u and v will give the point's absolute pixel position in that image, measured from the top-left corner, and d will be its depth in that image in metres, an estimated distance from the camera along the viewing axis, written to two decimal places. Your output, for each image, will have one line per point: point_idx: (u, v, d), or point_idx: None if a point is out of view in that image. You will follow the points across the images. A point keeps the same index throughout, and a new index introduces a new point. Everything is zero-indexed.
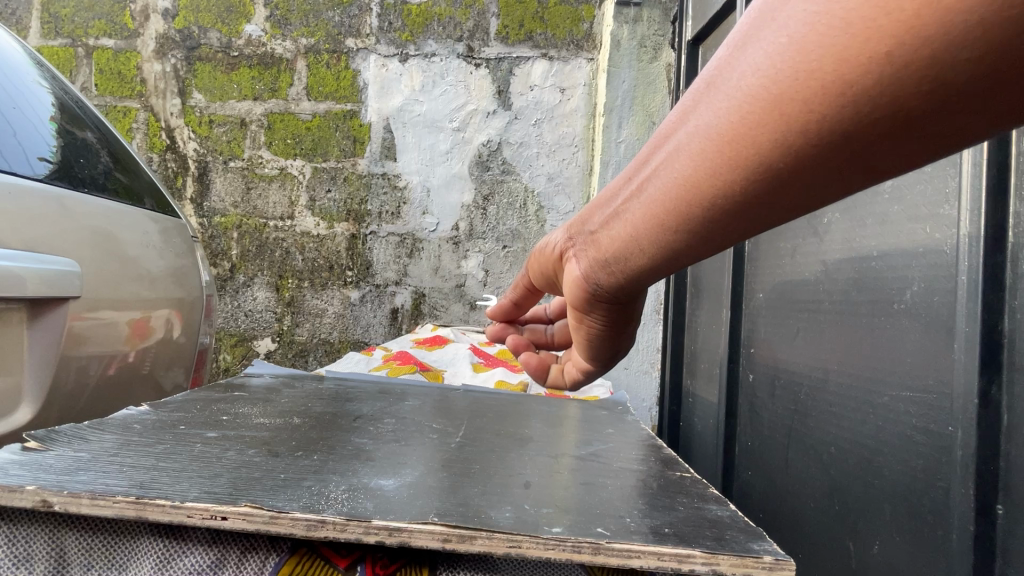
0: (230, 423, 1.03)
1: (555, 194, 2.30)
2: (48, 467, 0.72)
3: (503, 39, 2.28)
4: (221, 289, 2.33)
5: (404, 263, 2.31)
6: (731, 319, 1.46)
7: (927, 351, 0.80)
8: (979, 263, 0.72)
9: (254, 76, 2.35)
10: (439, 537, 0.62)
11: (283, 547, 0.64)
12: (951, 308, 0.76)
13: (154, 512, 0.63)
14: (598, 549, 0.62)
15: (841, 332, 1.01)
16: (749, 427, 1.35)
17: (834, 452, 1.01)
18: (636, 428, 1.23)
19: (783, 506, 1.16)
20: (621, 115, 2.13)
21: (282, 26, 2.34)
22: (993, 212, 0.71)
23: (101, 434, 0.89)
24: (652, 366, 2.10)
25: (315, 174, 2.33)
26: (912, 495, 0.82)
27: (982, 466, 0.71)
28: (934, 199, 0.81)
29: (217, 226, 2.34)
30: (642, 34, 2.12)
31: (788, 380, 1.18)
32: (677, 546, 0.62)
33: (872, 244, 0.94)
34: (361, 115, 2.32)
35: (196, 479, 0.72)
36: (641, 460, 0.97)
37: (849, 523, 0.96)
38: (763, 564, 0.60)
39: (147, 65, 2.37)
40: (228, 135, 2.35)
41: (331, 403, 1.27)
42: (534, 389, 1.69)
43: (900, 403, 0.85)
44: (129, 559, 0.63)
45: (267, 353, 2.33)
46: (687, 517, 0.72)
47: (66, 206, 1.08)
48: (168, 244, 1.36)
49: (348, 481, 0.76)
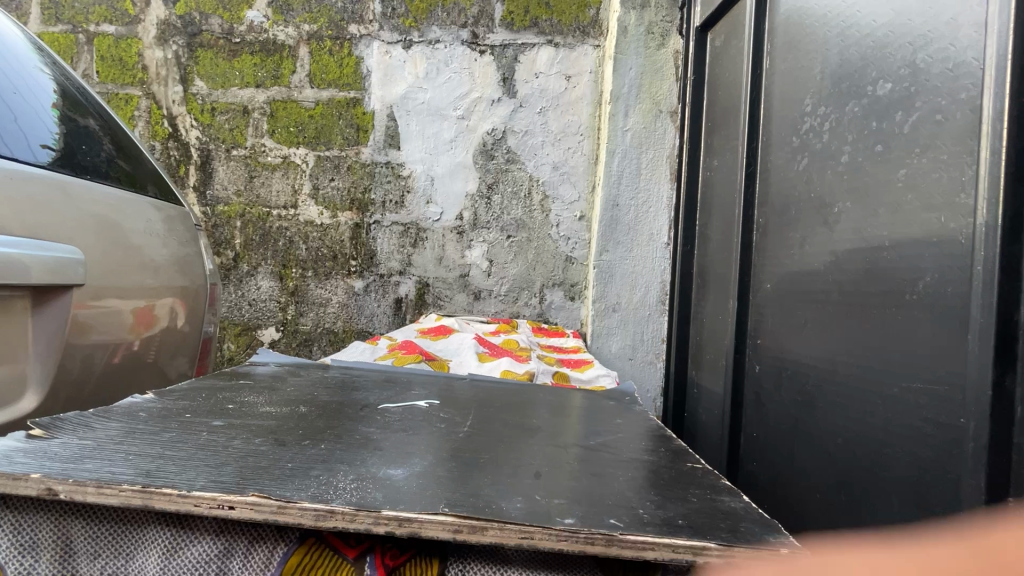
0: (235, 412, 1.02)
1: (560, 183, 2.28)
2: (53, 455, 0.72)
3: (508, 25, 2.25)
4: (225, 278, 2.33)
5: (408, 253, 2.30)
6: (738, 310, 1.45)
7: (939, 342, 0.79)
8: (996, 253, 0.71)
9: (257, 62, 2.33)
10: (449, 528, 0.62)
11: (290, 537, 0.64)
12: (965, 300, 0.75)
13: (161, 501, 0.63)
14: (613, 541, 0.61)
15: (849, 323, 1.00)
16: (755, 418, 1.34)
17: (841, 444, 1.00)
18: (643, 419, 1.23)
19: (790, 498, 1.16)
20: (628, 103, 2.09)
21: (284, 12, 2.32)
22: (1011, 200, 0.69)
23: (107, 422, 0.89)
24: (658, 357, 2.09)
25: (318, 163, 2.31)
26: (922, 487, 0.81)
27: (994, 460, 0.70)
28: (950, 188, 0.80)
29: (220, 215, 2.33)
30: (649, 20, 2.09)
31: (795, 372, 1.17)
32: (691, 538, 0.62)
33: (885, 233, 0.93)
34: (365, 103, 2.30)
35: (204, 468, 0.72)
36: (650, 451, 0.97)
37: (856, 515, 0.95)
38: (780, 557, 0.60)
39: (148, 52, 2.35)
40: (231, 123, 2.34)
41: (336, 392, 1.26)
42: (540, 379, 1.68)
43: (911, 395, 0.84)
44: (136, 547, 0.64)
45: (271, 342, 2.33)
46: (699, 508, 0.72)
47: (69, 193, 1.07)
48: (171, 232, 1.35)
49: (356, 470, 0.76)
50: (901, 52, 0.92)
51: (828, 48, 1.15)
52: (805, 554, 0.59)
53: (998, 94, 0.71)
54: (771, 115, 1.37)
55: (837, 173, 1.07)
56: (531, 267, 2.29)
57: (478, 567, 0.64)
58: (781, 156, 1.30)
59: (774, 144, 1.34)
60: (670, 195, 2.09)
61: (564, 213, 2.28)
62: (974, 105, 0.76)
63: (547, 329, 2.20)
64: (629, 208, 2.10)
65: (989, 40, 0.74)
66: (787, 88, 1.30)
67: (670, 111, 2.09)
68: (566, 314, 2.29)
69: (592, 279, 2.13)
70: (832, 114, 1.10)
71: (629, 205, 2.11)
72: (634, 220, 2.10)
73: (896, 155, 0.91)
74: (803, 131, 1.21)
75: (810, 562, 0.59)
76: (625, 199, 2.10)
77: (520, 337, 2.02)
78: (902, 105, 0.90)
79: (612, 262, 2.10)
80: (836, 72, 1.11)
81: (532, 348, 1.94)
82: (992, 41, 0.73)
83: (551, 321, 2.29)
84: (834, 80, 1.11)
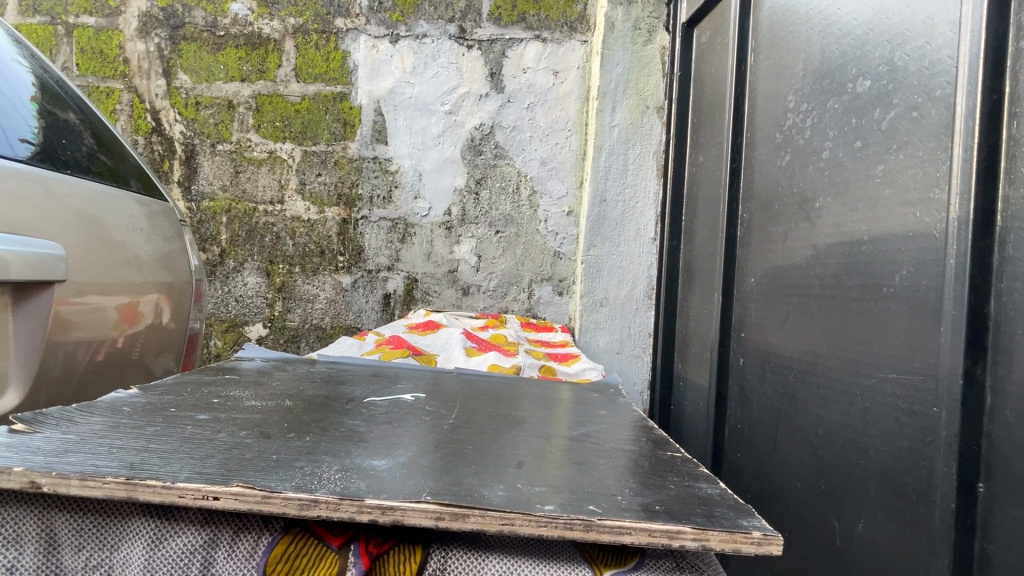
0: (221, 406, 1.02)
1: (548, 179, 2.28)
2: (35, 449, 0.72)
3: (496, 20, 2.24)
4: (211, 274, 2.31)
5: (396, 249, 2.30)
6: (723, 302, 1.47)
7: (914, 333, 0.82)
8: (967, 247, 0.73)
9: (241, 56, 2.30)
10: (432, 515, 0.63)
11: (276, 526, 0.66)
12: (938, 292, 0.77)
13: (145, 493, 0.64)
14: (590, 526, 0.63)
15: (829, 316, 1.02)
16: (739, 409, 1.36)
17: (821, 434, 1.02)
18: (628, 409, 1.25)
19: (771, 486, 1.18)
20: (615, 99, 2.10)
21: (269, 5, 2.29)
22: (982, 195, 0.72)
23: (90, 417, 0.89)
24: (645, 351, 2.09)
25: (305, 158, 2.29)
26: (897, 474, 0.84)
27: (965, 446, 0.73)
28: (924, 183, 0.81)
29: (206, 210, 2.30)
30: (637, 16, 2.09)
31: (777, 362, 1.20)
32: (667, 523, 0.63)
33: (863, 227, 0.95)
34: (352, 98, 2.29)
35: (188, 460, 0.72)
36: (633, 441, 0.99)
37: (834, 502, 0.98)
38: (752, 540, 0.62)
39: (130, 44, 2.31)
40: (216, 118, 2.31)
41: (323, 387, 1.27)
42: (527, 371, 1.69)
43: (887, 385, 0.86)
44: (120, 539, 0.66)
45: (258, 338, 2.32)
46: (677, 495, 0.73)
47: (50, 188, 1.06)
48: (154, 228, 1.34)
49: (341, 461, 0.76)
50: (880, 51, 0.93)
51: (809, 46, 1.16)
52: (776, 536, 0.61)
53: (970, 92, 0.73)
54: (755, 111, 1.38)
55: (817, 168, 1.09)
56: (519, 262, 2.29)
57: (459, 553, 0.65)
58: (764, 151, 1.32)
59: (757, 140, 1.36)
60: (657, 190, 2.09)
61: (553, 209, 2.29)
62: (948, 102, 0.78)
63: (536, 324, 2.22)
64: (616, 203, 2.11)
65: (962, 40, 0.75)
66: (770, 84, 1.32)
67: (657, 107, 2.10)
68: (554, 308, 2.30)
69: (580, 273, 2.14)
70: (814, 110, 1.11)
71: (617, 200, 2.12)
72: (622, 215, 2.11)
73: (874, 151, 0.93)
74: (786, 127, 1.22)
75: (779, 544, 0.61)
76: (613, 195, 2.10)
77: (509, 331, 2.03)
78: (879, 102, 0.92)
79: (600, 256, 2.11)
80: (818, 69, 1.12)
81: (519, 342, 1.95)
82: (965, 41, 0.75)
83: (539, 315, 2.30)
84: (816, 77, 1.12)
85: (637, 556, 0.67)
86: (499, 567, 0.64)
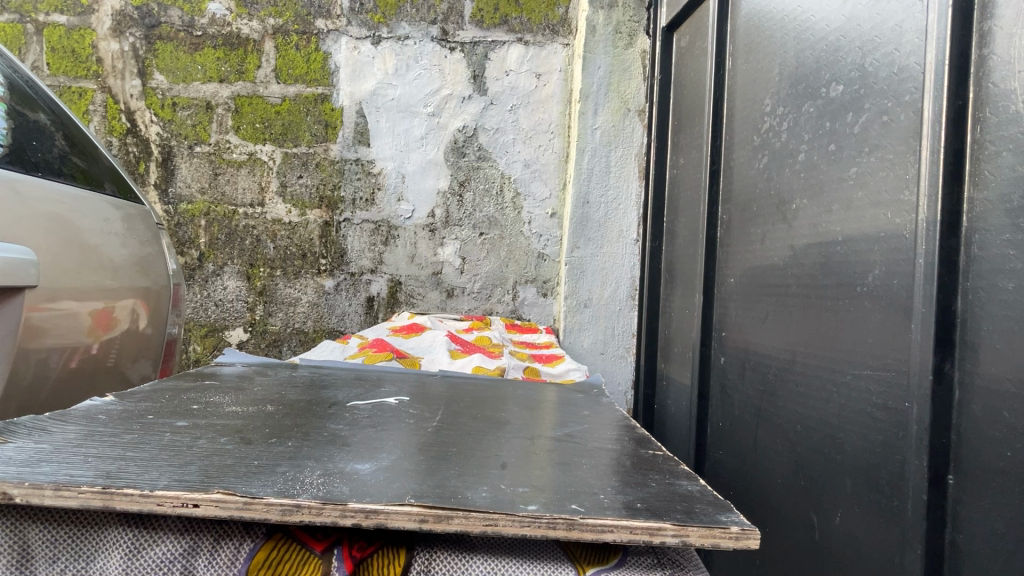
0: (201, 412, 1.01)
1: (531, 181, 2.29)
2: (7, 459, 0.70)
3: (478, 22, 2.25)
4: (190, 278, 2.27)
5: (379, 251, 2.28)
6: (703, 302, 1.49)
7: (886, 331, 0.84)
8: (936, 246, 0.76)
9: (219, 57, 2.27)
10: (416, 517, 0.63)
11: (257, 532, 0.66)
12: (909, 290, 0.80)
13: (123, 502, 0.63)
14: (573, 525, 0.64)
15: (807, 314, 1.04)
16: (720, 406, 1.38)
17: (800, 430, 1.04)
18: (611, 409, 1.26)
19: (753, 483, 1.20)
20: (597, 102, 2.11)
21: (247, 5, 2.26)
22: (949, 197, 0.75)
23: (64, 425, 0.87)
24: (629, 350, 2.11)
25: (286, 160, 2.26)
26: (872, 468, 0.86)
27: (935, 439, 0.75)
28: (895, 185, 0.84)
29: (183, 212, 2.26)
30: (618, 20, 2.12)
31: (757, 360, 1.22)
32: (648, 520, 0.64)
33: (837, 228, 0.97)
34: (333, 99, 2.27)
35: (167, 468, 0.71)
36: (616, 440, 1.00)
37: (813, 498, 1.00)
38: (730, 534, 0.63)
39: (102, 43, 2.26)
40: (193, 119, 2.27)
41: (307, 391, 1.25)
42: (512, 372, 1.70)
43: (862, 381, 0.89)
44: (97, 550, 0.64)
45: (239, 343, 2.28)
46: (658, 492, 0.74)
47: (20, 192, 1.03)
48: (130, 232, 1.31)
49: (324, 466, 0.76)
50: (851, 57, 0.96)
51: (785, 50, 1.19)
52: (753, 529, 0.63)
53: (936, 97, 0.76)
54: (734, 113, 1.41)
55: (793, 170, 1.11)
56: (503, 264, 2.29)
57: (444, 554, 0.65)
58: (743, 154, 1.34)
59: (736, 142, 1.38)
60: (639, 193, 2.11)
61: (537, 210, 2.29)
62: (916, 107, 0.80)
63: (520, 326, 2.22)
64: (599, 204, 2.13)
65: (929, 46, 0.78)
66: (747, 88, 1.34)
67: (638, 110, 2.12)
68: (538, 310, 2.30)
69: (564, 274, 2.15)
70: (790, 114, 1.14)
71: (600, 202, 2.13)
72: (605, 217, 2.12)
73: (847, 154, 0.95)
74: (763, 130, 1.25)
75: (756, 537, 0.63)
76: (596, 196, 2.12)
77: (492, 333, 2.03)
78: (852, 106, 0.94)
79: (583, 257, 2.13)
80: (794, 73, 1.14)
81: (503, 343, 1.95)
82: (932, 48, 0.77)
83: (524, 317, 2.31)
84: (791, 81, 1.15)
85: (620, 553, 0.67)
86: (483, 567, 0.64)
